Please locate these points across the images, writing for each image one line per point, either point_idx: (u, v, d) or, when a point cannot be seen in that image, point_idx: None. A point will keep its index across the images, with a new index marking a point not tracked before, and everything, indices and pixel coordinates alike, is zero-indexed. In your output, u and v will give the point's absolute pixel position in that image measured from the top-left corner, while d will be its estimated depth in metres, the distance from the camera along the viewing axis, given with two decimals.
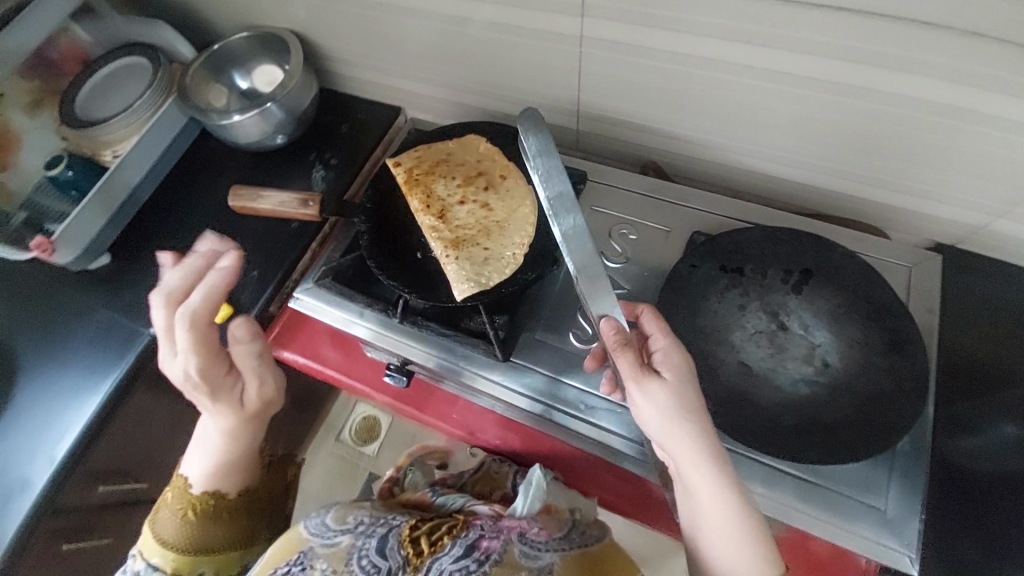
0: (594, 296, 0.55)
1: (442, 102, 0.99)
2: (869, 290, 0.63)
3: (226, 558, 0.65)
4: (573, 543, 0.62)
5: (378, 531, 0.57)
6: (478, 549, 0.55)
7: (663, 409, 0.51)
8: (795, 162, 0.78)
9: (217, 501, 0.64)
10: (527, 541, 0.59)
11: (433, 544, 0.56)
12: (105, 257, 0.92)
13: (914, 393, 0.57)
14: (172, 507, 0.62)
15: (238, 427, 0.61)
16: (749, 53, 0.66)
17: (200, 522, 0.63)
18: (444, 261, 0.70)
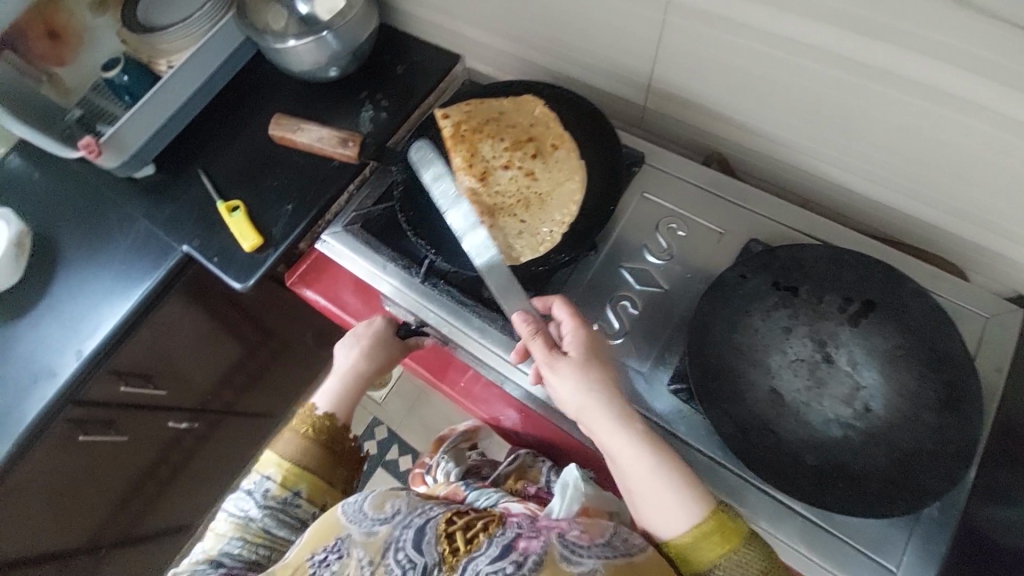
0: (490, 274, 0.62)
1: (504, 57, 0.93)
2: (935, 338, 0.56)
3: (320, 485, 0.63)
4: (617, 551, 0.53)
5: (415, 522, 0.55)
6: (515, 550, 0.52)
7: (572, 384, 0.54)
8: (880, 180, 0.70)
9: (333, 423, 0.65)
10: (567, 544, 0.53)
11: (468, 542, 0.53)
12: (149, 167, 0.92)
13: (960, 458, 0.52)
14: (296, 426, 0.64)
15: (365, 370, 0.69)
16: (854, 46, 0.58)
17: (315, 441, 0.64)
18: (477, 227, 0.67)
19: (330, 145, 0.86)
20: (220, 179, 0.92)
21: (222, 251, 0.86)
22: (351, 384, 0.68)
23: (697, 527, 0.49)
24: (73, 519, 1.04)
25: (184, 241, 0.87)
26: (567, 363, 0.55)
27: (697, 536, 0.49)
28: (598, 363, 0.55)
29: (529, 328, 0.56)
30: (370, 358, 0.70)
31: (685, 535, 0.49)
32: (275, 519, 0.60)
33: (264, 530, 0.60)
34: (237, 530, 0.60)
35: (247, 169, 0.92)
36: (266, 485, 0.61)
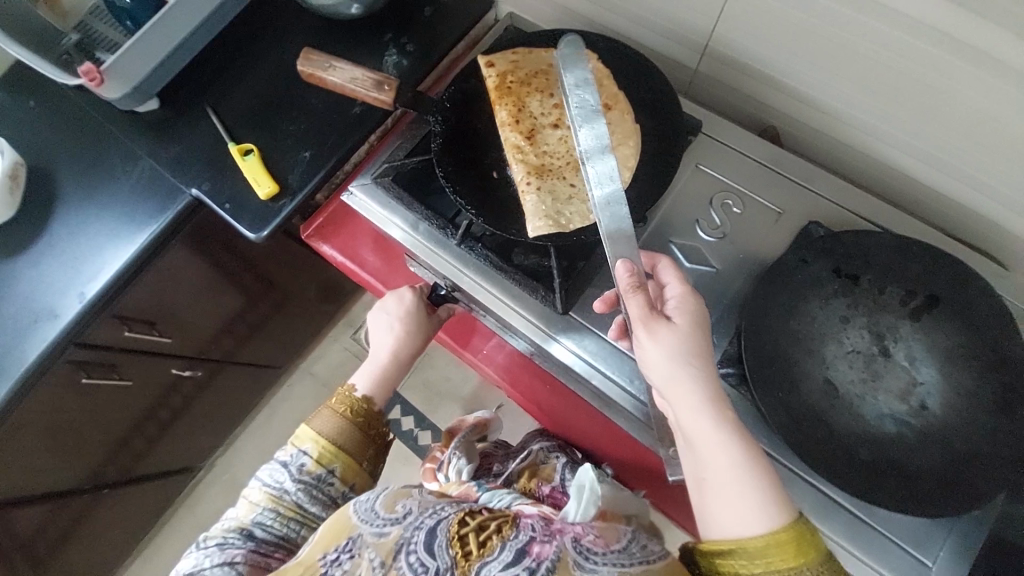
0: (613, 234, 0.54)
1: (545, 4, 0.86)
2: (996, 338, 0.54)
3: (356, 466, 0.60)
4: (633, 560, 0.47)
5: (427, 524, 0.50)
6: (529, 556, 0.46)
7: (667, 350, 0.48)
8: (948, 168, 0.66)
9: (371, 407, 0.62)
10: (582, 550, 0.47)
11: (481, 545, 0.47)
12: (154, 102, 0.85)
13: (1013, 464, 0.51)
14: (334, 404, 0.61)
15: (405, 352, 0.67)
16: (960, 19, 0.53)
17: (353, 423, 0.60)
18: (523, 188, 0.62)
19: (361, 86, 0.72)
20: (230, 120, 0.84)
21: (233, 198, 0.80)
22: (389, 368, 0.66)
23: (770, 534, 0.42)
24: (72, 465, 1.02)
25: (193, 183, 0.81)
26: (667, 325, 0.49)
27: (765, 542, 0.41)
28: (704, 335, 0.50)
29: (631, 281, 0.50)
30: (408, 339, 0.67)
31: (749, 539, 0.42)
32: (308, 494, 0.57)
33: (296, 505, 0.57)
34: (270, 501, 0.57)
35: (260, 109, 0.85)
36: (303, 462, 0.58)
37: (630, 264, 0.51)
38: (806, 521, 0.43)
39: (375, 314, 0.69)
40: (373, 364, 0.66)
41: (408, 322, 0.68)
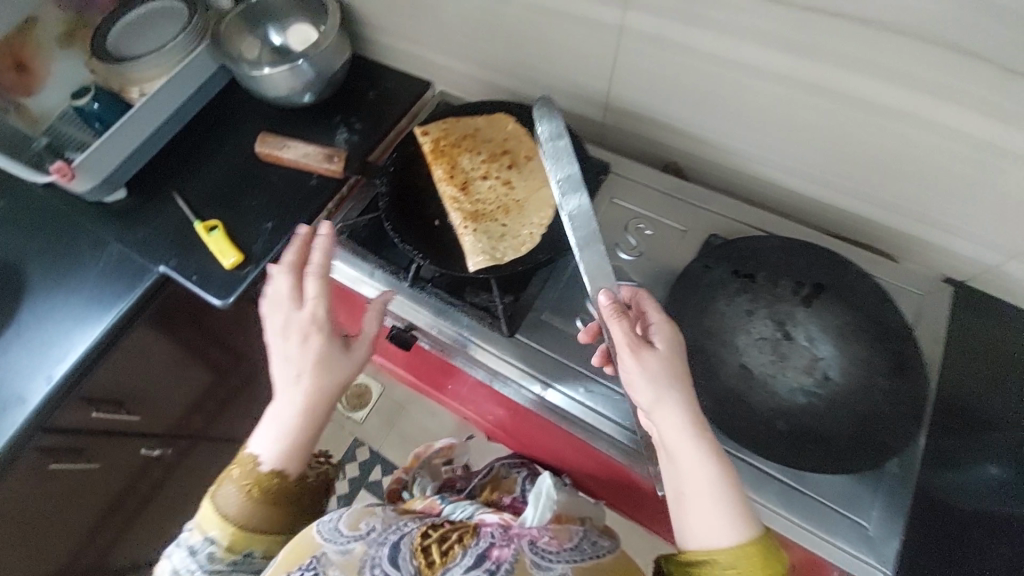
0: (591, 269, 0.57)
1: (473, 80, 1.01)
2: (877, 312, 0.63)
3: (276, 539, 0.61)
4: (584, 555, 0.60)
5: (390, 539, 0.58)
6: (489, 559, 0.57)
7: (651, 377, 0.51)
8: (817, 179, 0.79)
9: (282, 480, 0.59)
10: (537, 551, 0.59)
11: (444, 553, 0.57)
12: (122, 191, 0.94)
13: (910, 417, 0.58)
14: (239, 483, 0.58)
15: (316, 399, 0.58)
16: (789, 62, 0.67)
17: (263, 502, 0.59)
18: (461, 232, 0.71)
19: (315, 159, 0.90)
20: (195, 201, 0.94)
21: (200, 270, 0.86)
22: (303, 427, 0.59)
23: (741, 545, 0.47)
24: (32, 564, 0.97)
25: (161, 261, 0.88)
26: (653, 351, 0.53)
27: (737, 552, 0.46)
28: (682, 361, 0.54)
29: (613, 312, 0.53)
30: (314, 384, 0.58)
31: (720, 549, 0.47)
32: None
33: None
34: None
35: (223, 190, 0.94)
36: (210, 549, 0.58)
37: (614, 294, 0.54)
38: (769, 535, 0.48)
39: (275, 366, 0.59)
40: (278, 433, 0.59)
41: (312, 378, 0.58)
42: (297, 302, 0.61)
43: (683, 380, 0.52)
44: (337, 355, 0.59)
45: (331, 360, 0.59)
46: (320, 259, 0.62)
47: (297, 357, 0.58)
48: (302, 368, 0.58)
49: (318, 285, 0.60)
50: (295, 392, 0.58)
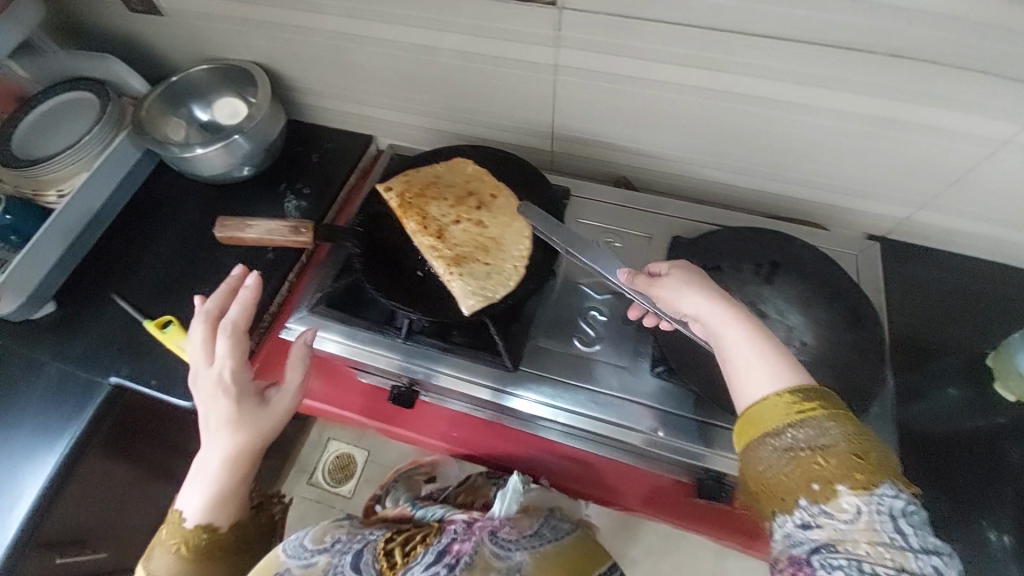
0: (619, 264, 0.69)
1: (416, 129, 1.03)
2: (827, 276, 0.71)
3: None
4: (543, 541, 0.72)
5: (353, 548, 0.68)
6: (449, 554, 0.66)
7: (673, 285, 0.60)
8: (746, 171, 0.89)
9: (211, 535, 0.65)
10: (498, 541, 0.70)
11: (406, 554, 0.67)
12: (51, 304, 0.87)
13: (878, 361, 0.66)
14: (166, 544, 0.64)
15: (240, 456, 0.63)
16: (708, 77, 0.76)
17: (192, 559, 0.64)
18: (447, 278, 0.71)
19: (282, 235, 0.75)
20: (141, 299, 0.88)
21: (161, 372, 0.82)
22: (224, 482, 0.63)
23: (789, 390, 0.49)
24: None
25: (112, 370, 0.82)
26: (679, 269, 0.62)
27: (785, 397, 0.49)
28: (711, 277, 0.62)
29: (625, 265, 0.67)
30: (232, 439, 0.62)
31: (767, 398, 0.50)
32: None
33: None
34: None
35: (169, 282, 0.90)
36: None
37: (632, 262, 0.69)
38: (815, 388, 0.50)
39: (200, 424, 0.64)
40: (200, 488, 0.63)
41: (226, 438, 0.62)
42: (211, 364, 0.64)
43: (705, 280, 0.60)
44: (249, 409, 0.63)
45: (242, 419, 0.62)
46: (235, 321, 0.65)
47: (213, 411, 0.62)
48: (217, 428, 0.62)
49: (225, 340, 0.64)
50: (215, 450, 0.62)
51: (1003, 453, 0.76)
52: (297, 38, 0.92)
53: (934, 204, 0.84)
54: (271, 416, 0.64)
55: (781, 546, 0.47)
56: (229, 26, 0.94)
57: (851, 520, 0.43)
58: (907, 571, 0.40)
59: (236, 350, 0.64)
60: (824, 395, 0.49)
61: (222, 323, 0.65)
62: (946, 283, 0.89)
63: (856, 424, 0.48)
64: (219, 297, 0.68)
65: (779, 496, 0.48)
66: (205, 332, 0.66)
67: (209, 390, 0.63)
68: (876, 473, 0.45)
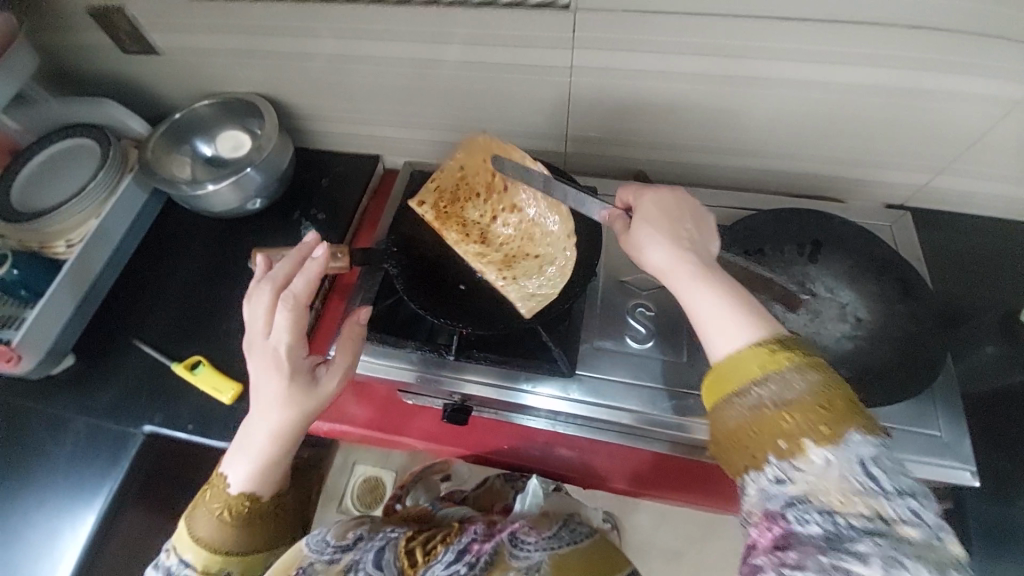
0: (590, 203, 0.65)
1: (425, 144, 1.01)
2: (870, 249, 0.71)
3: (252, 559, 0.62)
4: (563, 542, 0.59)
5: (375, 544, 0.59)
6: (469, 553, 0.57)
7: (644, 236, 0.57)
8: (765, 153, 0.89)
9: (253, 505, 0.61)
10: (516, 541, 0.59)
11: (427, 553, 0.58)
12: (70, 358, 0.83)
13: (936, 329, 0.65)
14: (209, 507, 0.60)
15: (291, 427, 0.60)
16: (724, 64, 0.75)
17: (234, 526, 0.60)
18: (501, 284, 0.73)
19: None
20: (162, 344, 0.85)
21: (195, 417, 0.78)
22: (271, 449, 0.60)
23: (762, 343, 0.47)
24: None
25: (144, 420, 0.78)
26: (658, 213, 0.59)
27: (754, 348, 0.47)
28: (694, 222, 0.58)
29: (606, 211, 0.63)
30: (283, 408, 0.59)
31: (738, 351, 0.48)
32: None
33: None
34: None
35: (190, 323, 0.87)
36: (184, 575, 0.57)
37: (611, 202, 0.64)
38: (790, 340, 0.47)
39: (253, 391, 0.61)
40: (247, 454, 0.60)
41: (278, 412, 0.59)
42: (268, 335, 0.60)
43: (670, 230, 0.57)
44: (302, 378, 0.60)
45: (294, 395, 0.59)
46: (298, 295, 0.60)
47: (269, 373, 0.59)
48: (269, 400, 0.59)
49: (284, 313, 0.59)
50: (265, 419, 0.60)
51: None
52: (298, 64, 0.90)
53: (953, 166, 0.83)
54: (323, 396, 0.61)
55: (754, 499, 0.44)
56: (227, 58, 0.91)
57: (821, 471, 0.41)
58: (884, 520, 0.39)
59: (293, 319, 0.59)
60: (798, 347, 0.47)
61: (284, 294, 0.60)
62: (970, 246, 0.87)
63: (828, 375, 0.45)
64: (289, 262, 0.62)
65: (748, 451, 0.46)
66: (263, 298, 0.60)
67: (266, 354, 0.59)
68: (843, 421, 0.43)
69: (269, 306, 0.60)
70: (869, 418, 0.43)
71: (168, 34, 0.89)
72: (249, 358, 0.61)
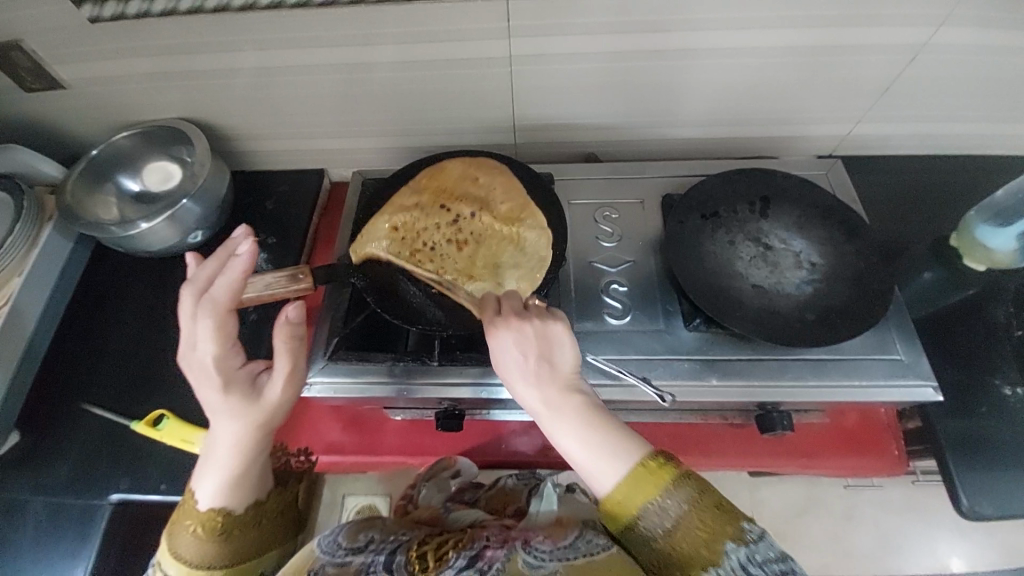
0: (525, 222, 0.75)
1: (372, 151, 0.98)
2: (814, 199, 0.76)
3: (243, 569, 0.59)
4: (576, 553, 0.56)
5: (386, 549, 0.58)
6: (481, 559, 0.56)
7: (514, 375, 0.55)
8: (708, 121, 0.92)
9: (228, 519, 0.58)
10: (531, 551, 0.57)
11: (439, 558, 0.56)
12: (15, 434, 0.76)
13: (882, 262, 0.70)
14: (184, 524, 0.57)
15: (246, 434, 0.56)
16: (654, 39, 0.78)
17: (212, 541, 0.57)
18: (518, 231, 0.74)
19: (279, 288, 0.68)
20: (116, 402, 0.78)
21: (168, 472, 0.73)
22: (228, 460, 0.57)
23: (637, 476, 0.51)
24: None
25: (112, 487, 0.73)
26: (510, 360, 0.55)
27: (625, 485, 0.51)
28: (537, 360, 0.55)
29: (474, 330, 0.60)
30: (229, 420, 0.56)
31: (617, 494, 0.51)
32: None
33: None
34: None
35: (144, 374, 0.80)
36: None
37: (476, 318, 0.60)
38: (655, 467, 0.52)
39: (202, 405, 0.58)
40: (208, 469, 0.58)
41: (225, 423, 0.56)
42: (195, 346, 0.55)
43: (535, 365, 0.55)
44: (240, 389, 0.57)
45: (235, 406, 0.56)
46: (219, 300, 0.54)
47: (212, 381, 0.56)
48: (218, 413, 0.56)
49: (207, 322, 0.55)
50: (216, 432, 0.57)
51: (989, 313, 0.82)
52: (221, 83, 0.85)
53: (872, 113, 0.89)
54: (272, 403, 0.57)
55: None
56: (141, 84, 0.85)
57: None
58: None
59: (219, 322, 0.55)
60: (664, 468, 0.52)
61: (204, 301, 0.55)
62: (897, 183, 0.95)
63: (697, 494, 0.51)
64: (211, 265, 0.56)
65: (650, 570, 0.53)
66: (185, 304, 0.55)
67: (201, 362, 0.55)
68: (718, 539, 0.49)
69: (191, 315, 0.55)
70: (737, 527, 0.50)
71: (71, 66, 0.82)
72: (184, 366, 0.57)
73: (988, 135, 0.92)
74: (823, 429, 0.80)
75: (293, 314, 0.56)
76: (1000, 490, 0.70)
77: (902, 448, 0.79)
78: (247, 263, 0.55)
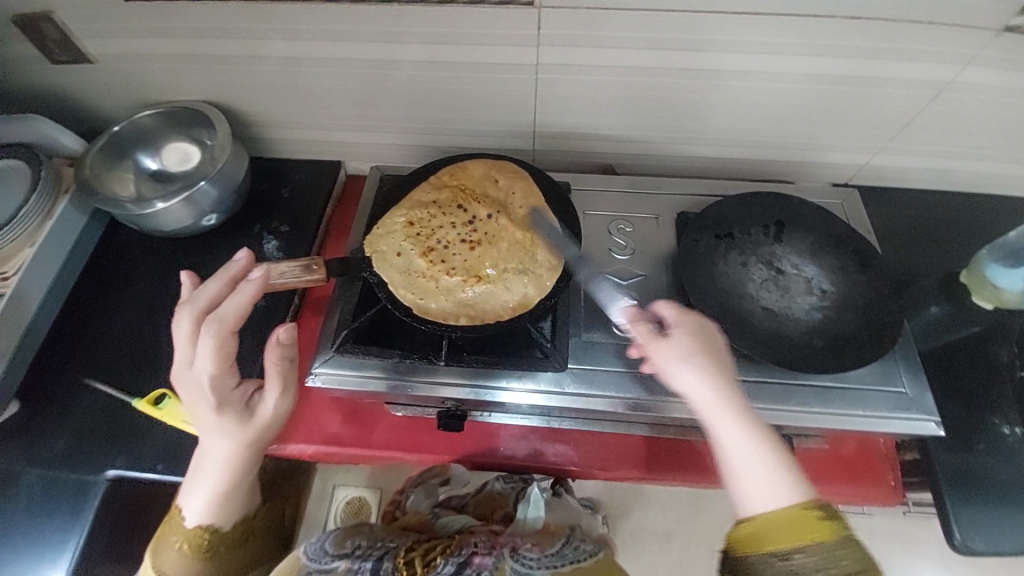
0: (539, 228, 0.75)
1: (391, 147, 0.99)
2: (828, 227, 0.77)
3: None
4: (564, 561, 0.57)
5: (375, 555, 0.58)
6: (470, 565, 0.56)
7: (686, 367, 0.59)
8: (728, 141, 0.92)
9: (213, 536, 0.61)
10: (519, 558, 0.58)
11: (427, 564, 0.57)
12: (15, 404, 0.76)
13: (894, 295, 0.71)
14: (170, 541, 0.60)
15: (237, 455, 0.58)
16: (682, 57, 0.78)
17: (197, 559, 0.60)
18: (532, 238, 0.75)
19: (293, 276, 0.69)
20: (118, 379, 0.78)
21: (165, 453, 0.73)
22: (220, 479, 0.59)
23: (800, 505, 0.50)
24: None
25: (107, 464, 0.73)
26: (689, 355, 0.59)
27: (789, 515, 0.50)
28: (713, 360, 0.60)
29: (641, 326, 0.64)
30: (223, 442, 0.58)
31: (776, 515, 0.50)
32: None
33: None
34: None
35: (147, 353, 0.81)
36: None
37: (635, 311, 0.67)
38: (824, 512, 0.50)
39: (194, 422, 0.59)
40: (201, 487, 0.59)
41: (219, 444, 0.58)
42: (191, 365, 0.56)
43: (712, 363, 0.59)
44: (234, 408, 0.57)
45: (228, 428, 0.57)
46: (224, 321, 0.55)
47: (206, 402, 0.56)
48: (211, 432, 0.58)
49: (206, 343, 0.54)
50: (209, 452, 0.58)
51: (995, 352, 0.82)
52: (247, 69, 0.85)
53: (891, 146, 0.90)
54: (264, 422, 0.59)
55: None
56: (168, 64, 0.85)
57: None
58: None
59: (219, 343, 0.54)
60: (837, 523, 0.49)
61: (208, 321, 0.54)
62: (910, 217, 0.96)
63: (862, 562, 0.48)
64: (213, 287, 0.58)
65: None
66: (186, 323, 0.56)
67: (196, 383, 0.56)
68: None
69: (191, 335, 0.56)
70: None
71: (100, 41, 0.82)
72: (177, 384, 0.57)
73: (1003, 176, 0.93)
74: (822, 455, 0.81)
75: (284, 336, 0.57)
76: (995, 530, 0.70)
77: (899, 479, 0.79)
78: (255, 288, 0.57)
